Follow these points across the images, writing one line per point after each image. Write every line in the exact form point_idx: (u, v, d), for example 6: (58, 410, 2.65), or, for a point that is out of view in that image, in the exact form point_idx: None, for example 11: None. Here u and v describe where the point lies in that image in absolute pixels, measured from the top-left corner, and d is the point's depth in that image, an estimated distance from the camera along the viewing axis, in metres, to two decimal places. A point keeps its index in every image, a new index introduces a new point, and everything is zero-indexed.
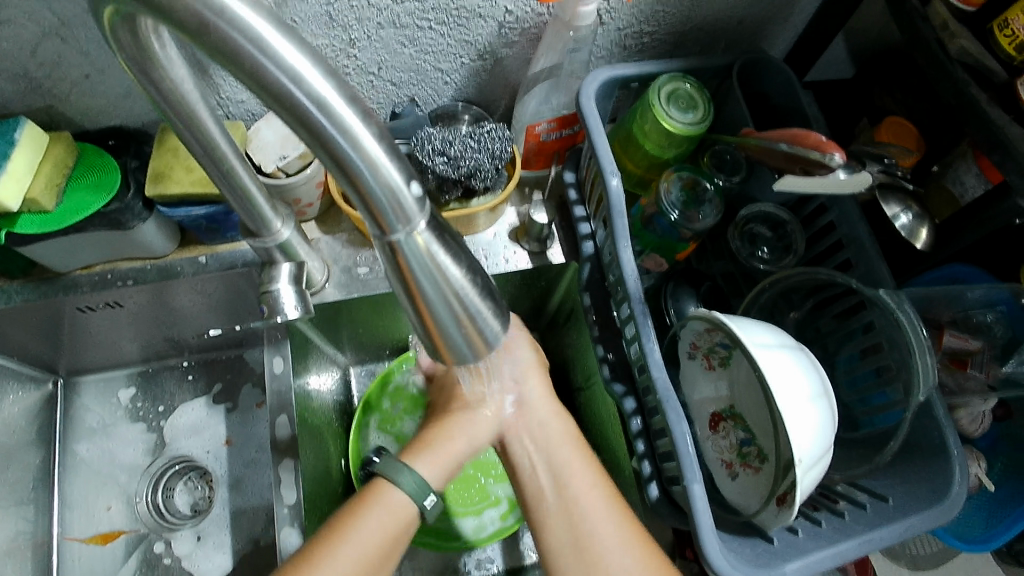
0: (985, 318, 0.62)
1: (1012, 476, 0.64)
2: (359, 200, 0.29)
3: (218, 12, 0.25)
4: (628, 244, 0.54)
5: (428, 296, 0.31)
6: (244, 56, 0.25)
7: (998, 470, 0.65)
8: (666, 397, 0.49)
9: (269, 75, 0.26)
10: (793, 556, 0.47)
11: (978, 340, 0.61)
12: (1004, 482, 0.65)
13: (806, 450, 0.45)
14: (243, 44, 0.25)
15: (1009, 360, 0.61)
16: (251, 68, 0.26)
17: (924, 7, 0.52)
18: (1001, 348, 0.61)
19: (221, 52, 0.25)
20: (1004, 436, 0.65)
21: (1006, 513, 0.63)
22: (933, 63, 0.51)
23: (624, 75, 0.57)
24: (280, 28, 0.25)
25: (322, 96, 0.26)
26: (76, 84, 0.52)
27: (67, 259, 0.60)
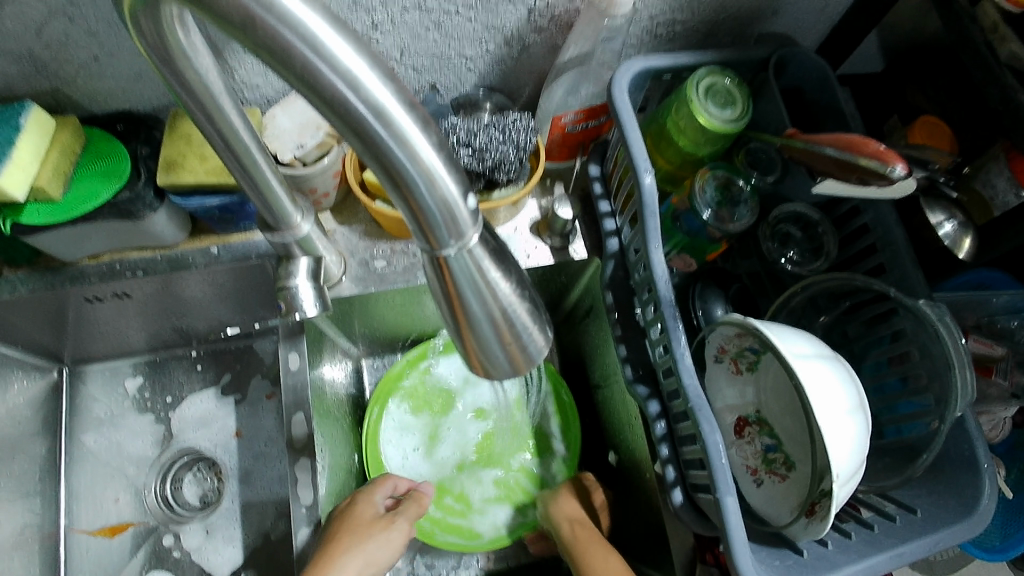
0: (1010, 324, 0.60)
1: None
2: (409, 211, 0.28)
3: (267, 7, 0.22)
4: (659, 244, 0.52)
5: (475, 313, 0.30)
6: (296, 57, 0.23)
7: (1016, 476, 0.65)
8: (698, 404, 0.48)
9: (322, 76, 0.24)
10: (825, 569, 0.45)
11: (1001, 348, 0.60)
12: (1020, 490, 0.64)
13: (843, 463, 0.44)
14: (296, 44, 0.23)
15: None
16: (302, 69, 0.24)
17: (973, 4, 0.50)
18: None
19: (269, 50, 0.24)
20: (1021, 443, 0.65)
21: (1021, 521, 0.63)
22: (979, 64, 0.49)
23: (657, 67, 0.55)
24: (335, 26, 0.23)
25: (379, 102, 0.24)
26: (84, 66, 0.50)
27: (74, 248, 0.58)
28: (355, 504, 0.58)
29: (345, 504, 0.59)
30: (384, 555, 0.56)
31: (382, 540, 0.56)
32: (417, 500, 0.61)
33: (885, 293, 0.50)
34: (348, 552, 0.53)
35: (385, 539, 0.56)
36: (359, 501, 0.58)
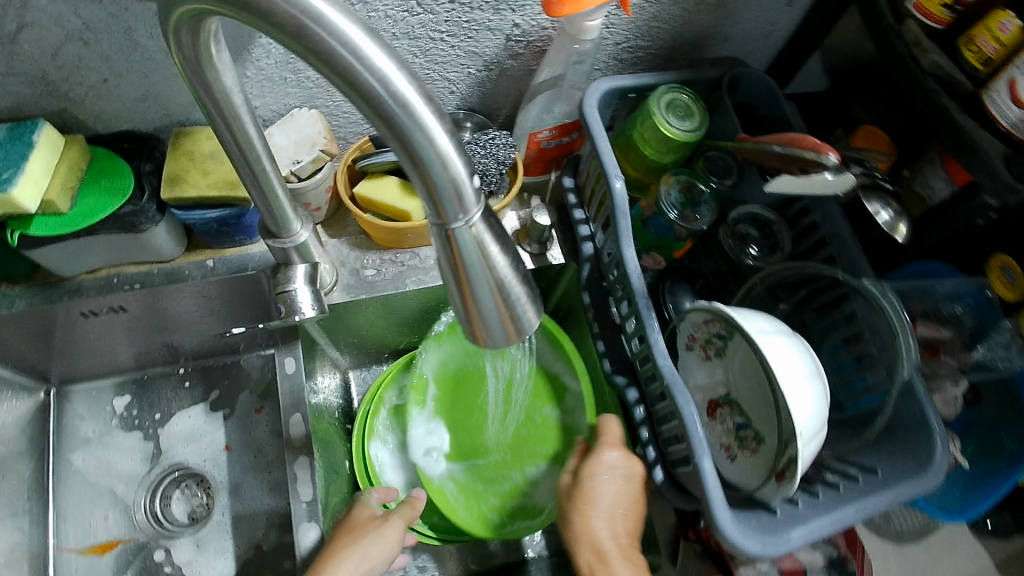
0: (955, 309, 0.68)
1: (984, 455, 0.70)
2: (423, 189, 0.32)
3: (315, 19, 0.27)
4: (631, 243, 0.58)
5: (476, 282, 0.34)
6: (337, 59, 0.28)
7: (972, 449, 0.72)
8: (673, 380, 0.52)
9: (358, 76, 0.28)
10: (797, 523, 0.50)
11: (946, 331, 0.68)
12: (976, 461, 0.71)
13: (805, 424, 0.49)
14: (338, 47, 0.27)
15: (976, 347, 0.67)
16: (342, 69, 0.28)
17: (897, 24, 0.58)
18: (969, 337, 0.68)
19: (315, 54, 0.28)
20: (974, 419, 0.72)
21: (980, 487, 0.69)
22: (908, 74, 0.56)
23: (623, 86, 0.61)
24: (369, 34, 0.28)
25: (404, 95, 0.28)
26: (92, 88, 0.53)
27: (74, 262, 0.60)
28: (353, 514, 0.59)
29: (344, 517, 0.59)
30: (382, 550, 0.55)
31: (378, 537, 0.56)
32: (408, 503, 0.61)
33: (835, 277, 0.57)
34: (342, 553, 0.53)
35: (379, 537, 0.56)
36: (355, 509, 0.59)
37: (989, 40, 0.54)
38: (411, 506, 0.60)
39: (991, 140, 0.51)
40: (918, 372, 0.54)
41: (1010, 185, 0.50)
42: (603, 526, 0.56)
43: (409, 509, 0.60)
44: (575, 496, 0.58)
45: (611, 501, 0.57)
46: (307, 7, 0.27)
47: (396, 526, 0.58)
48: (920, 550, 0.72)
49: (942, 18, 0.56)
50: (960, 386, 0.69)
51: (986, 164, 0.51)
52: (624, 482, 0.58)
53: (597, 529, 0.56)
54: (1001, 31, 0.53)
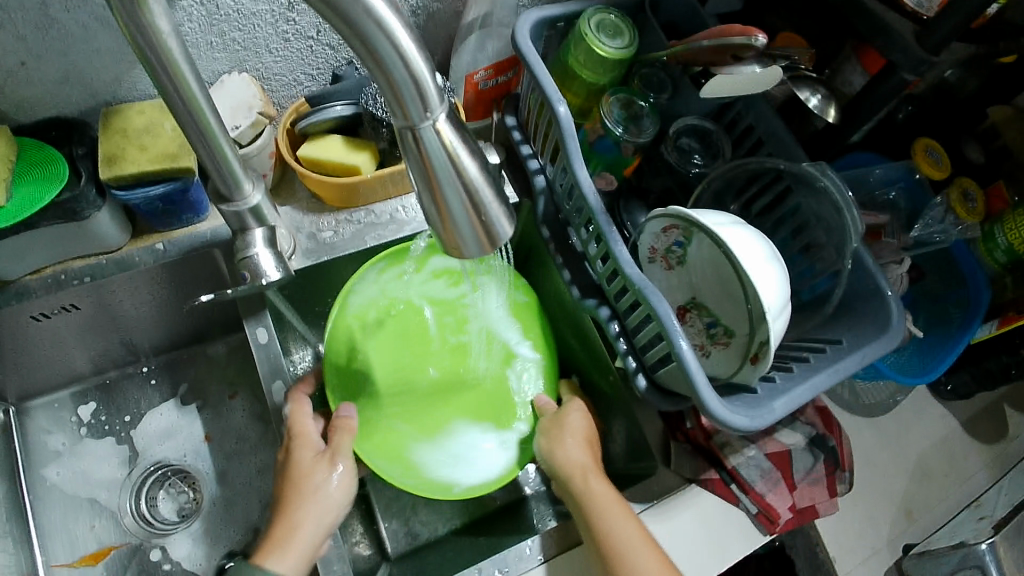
0: (890, 194, 0.77)
1: (936, 324, 0.76)
2: (385, 88, 0.32)
3: None
4: (582, 163, 0.59)
5: (448, 185, 0.34)
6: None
7: (925, 322, 0.78)
8: (643, 283, 0.54)
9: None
10: (778, 395, 0.53)
11: (885, 215, 0.76)
12: (929, 330, 0.77)
13: (772, 300, 0.52)
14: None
15: (914, 228, 0.75)
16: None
17: None
18: (905, 218, 0.77)
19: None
20: (919, 294, 0.79)
21: (936, 353, 0.74)
22: None
23: (552, 15, 0.62)
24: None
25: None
26: (10, 73, 0.51)
27: (16, 262, 0.57)
28: (293, 456, 0.57)
29: (285, 455, 0.58)
30: (338, 496, 0.56)
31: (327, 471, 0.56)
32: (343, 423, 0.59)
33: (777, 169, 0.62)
34: (296, 515, 0.53)
35: (325, 487, 0.55)
36: (294, 449, 0.57)
37: None
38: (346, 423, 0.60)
39: (901, 21, 0.58)
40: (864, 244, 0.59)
41: (924, 59, 0.57)
42: (576, 450, 0.60)
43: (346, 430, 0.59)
44: (549, 425, 0.63)
45: (575, 427, 0.62)
46: None
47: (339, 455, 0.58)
48: (890, 419, 0.77)
49: None
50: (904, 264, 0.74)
51: (900, 42, 0.58)
52: (584, 418, 0.63)
53: (573, 450, 0.60)
54: None
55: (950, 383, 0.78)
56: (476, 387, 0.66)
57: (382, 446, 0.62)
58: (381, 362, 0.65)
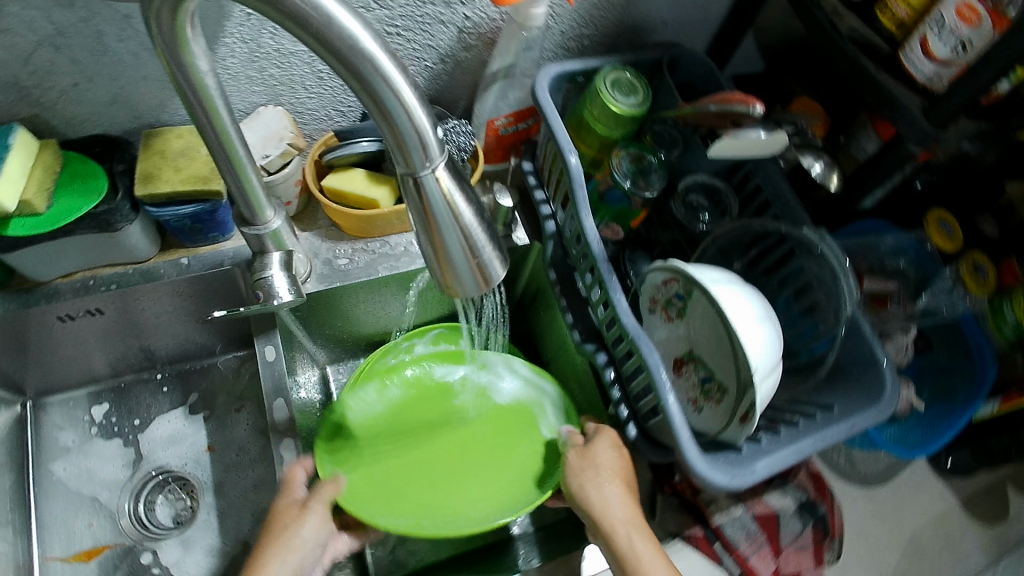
0: (899, 262, 0.78)
1: (939, 397, 0.76)
2: (392, 139, 0.34)
3: None
4: (589, 213, 0.61)
5: (446, 230, 0.37)
6: (311, 21, 0.29)
7: (928, 394, 0.77)
8: (637, 334, 0.56)
9: (331, 36, 0.30)
10: (761, 456, 0.54)
11: (893, 283, 0.76)
12: (931, 404, 0.77)
13: (759, 359, 0.53)
14: (312, 9, 0.29)
15: (921, 296, 0.77)
16: (316, 31, 0.30)
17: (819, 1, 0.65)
18: (913, 288, 0.77)
19: (288, 17, 0.29)
20: (926, 366, 0.78)
21: (936, 427, 0.75)
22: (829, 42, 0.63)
23: (571, 71, 0.66)
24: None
25: (371, 51, 0.31)
26: (64, 92, 0.55)
27: (50, 265, 0.61)
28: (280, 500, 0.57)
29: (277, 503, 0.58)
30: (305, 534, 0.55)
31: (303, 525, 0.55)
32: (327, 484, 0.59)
33: (780, 230, 0.64)
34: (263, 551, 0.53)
35: (298, 529, 0.55)
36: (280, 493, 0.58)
37: (900, 5, 0.60)
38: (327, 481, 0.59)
39: (907, 94, 0.60)
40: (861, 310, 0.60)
41: (929, 132, 0.58)
42: (614, 493, 0.57)
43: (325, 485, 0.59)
44: (582, 462, 0.60)
45: (609, 465, 0.60)
46: None
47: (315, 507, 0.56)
48: (886, 491, 0.77)
49: None
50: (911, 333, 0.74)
51: (907, 114, 0.59)
52: (616, 452, 0.61)
53: (610, 495, 0.57)
54: None
55: (950, 460, 0.78)
56: (464, 444, 0.67)
57: (381, 505, 0.61)
58: (376, 424, 0.68)
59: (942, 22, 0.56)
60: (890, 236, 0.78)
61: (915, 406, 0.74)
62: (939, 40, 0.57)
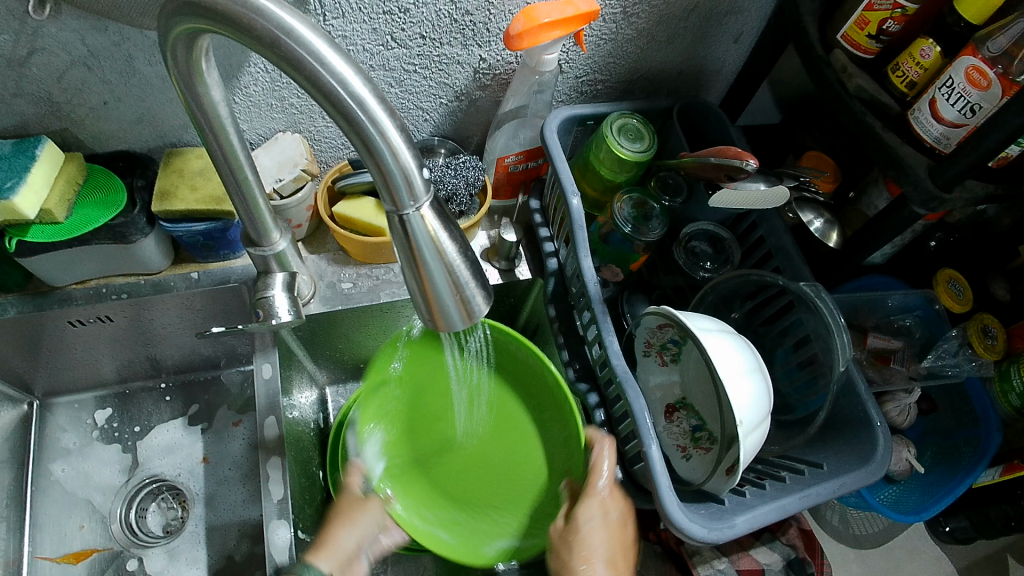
0: (905, 321, 0.78)
1: (941, 461, 0.76)
2: (379, 178, 0.36)
3: (289, 35, 0.32)
4: (588, 254, 0.63)
5: (430, 265, 0.38)
6: (304, 65, 0.33)
7: (930, 457, 0.78)
8: (625, 378, 0.57)
9: (321, 77, 0.33)
10: (742, 511, 0.53)
11: (899, 340, 0.76)
12: (933, 468, 0.76)
13: (744, 413, 0.53)
14: (306, 54, 0.32)
15: (927, 356, 0.76)
16: (310, 74, 0.33)
17: (828, 55, 0.64)
18: (918, 348, 0.77)
19: (287, 62, 0.33)
20: (931, 429, 0.79)
21: (935, 492, 0.74)
22: (836, 96, 0.63)
23: (581, 114, 0.68)
24: (332, 46, 0.33)
25: (359, 94, 0.33)
26: (93, 109, 0.58)
27: (66, 271, 0.63)
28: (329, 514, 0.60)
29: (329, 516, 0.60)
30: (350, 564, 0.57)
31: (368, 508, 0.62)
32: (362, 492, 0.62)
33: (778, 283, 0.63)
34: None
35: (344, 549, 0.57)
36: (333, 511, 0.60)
37: (913, 67, 0.61)
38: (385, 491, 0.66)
39: (914, 155, 0.58)
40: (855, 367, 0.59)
41: (934, 194, 0.57)
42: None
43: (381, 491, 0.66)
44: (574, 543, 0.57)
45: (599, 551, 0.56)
46: (282, 24, 0.32)
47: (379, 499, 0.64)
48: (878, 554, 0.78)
49: (871, 49, 0.63)
50: (914, 394, 0.76)
51: (913, 176, 0.58)
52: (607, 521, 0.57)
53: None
54: (923, 58, 0.60)
55: (948, 525, 0.79)
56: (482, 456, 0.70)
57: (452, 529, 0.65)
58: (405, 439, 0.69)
59: (951, 84, 0.56)
60: (897, 295, 0.77)
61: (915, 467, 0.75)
62: (948, 103, 0.57)
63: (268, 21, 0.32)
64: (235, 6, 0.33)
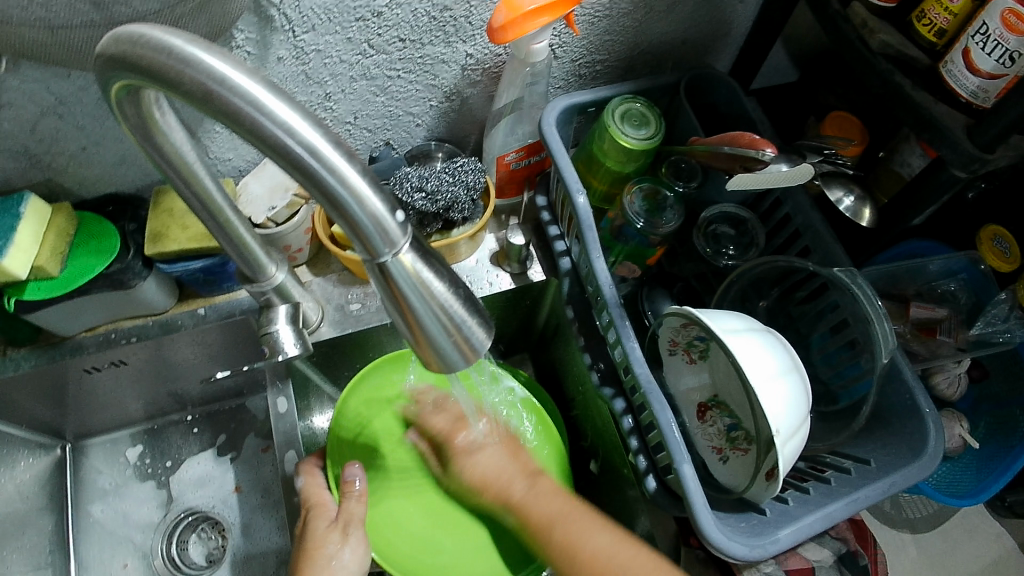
0: (949, 286, 0.72)
1: (996, 432, 0.72)
2: (347, 227, 0.33)
3: (221, 84, 0.29)
4: (600, 254, 0.59)
5: (419, 311, 0.35)
6: (243, 116, 0.30)
7: (984, 429, 0.74)
8: (649, 388, 0.54)
9: (264, 127, 0.30)
10: (785, 523, 0.50)
11: (943, 309, 0.71)
12: (988, 440, 0.73)
13: (780, 420, 0.49)
14: (242, 104, 0.29)
15: (976, 324, 0.69)
16: (250, 125, 0.30)
17: (845, 8, 0.59)
18: (966, 315, 0.71)
19: (225, 115, 0.30)
20: (981, 396, 0.75)
21: (992, 467, 0.71)
22: (859, 56, 0.58)
23: (581, 102, 0.63)
24: (272, 91, 0.30)
25: (309, 141, 0.30)
26: (73, 156, 0.57)
27: (72, 321, 0.62)
28: (309, 527, 0.58)
29: (302, 525, 0.60)
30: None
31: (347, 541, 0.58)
32: (361, 495, 0.61)
33: (807, 269, 0.59)
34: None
35: (340, 561, 0.56)
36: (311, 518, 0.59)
37: (940, 13, 0.55)
38: (359, 496, 0.61)
39: (949, 113, 0.52)
40: (901, 351, 0.55)
41: (974, 155, 0.50)
42: (576, 527, 0.50)
43: (353, 499, 0.60)
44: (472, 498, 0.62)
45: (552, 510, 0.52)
46: (213, 73, 0.29)
47: (356, 520, 0.59)
48: (934, 536, 0.79)
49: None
50: (963, 365, 0.71)
51: (950, 137, 0.51)
52: (491, 433, 0.60)
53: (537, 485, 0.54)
54: (951, 2, 0.54)
55: (1007, 499, 0.78)
56: None
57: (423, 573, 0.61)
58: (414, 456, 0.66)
59: (985, 31, 0.50)
60: (938, 259, 0.71)
61: (968, 443, 0.72)
62: (984, 52, 0.51)
63: (197, 71, 0.30)
64: (164, 61, 0.30)
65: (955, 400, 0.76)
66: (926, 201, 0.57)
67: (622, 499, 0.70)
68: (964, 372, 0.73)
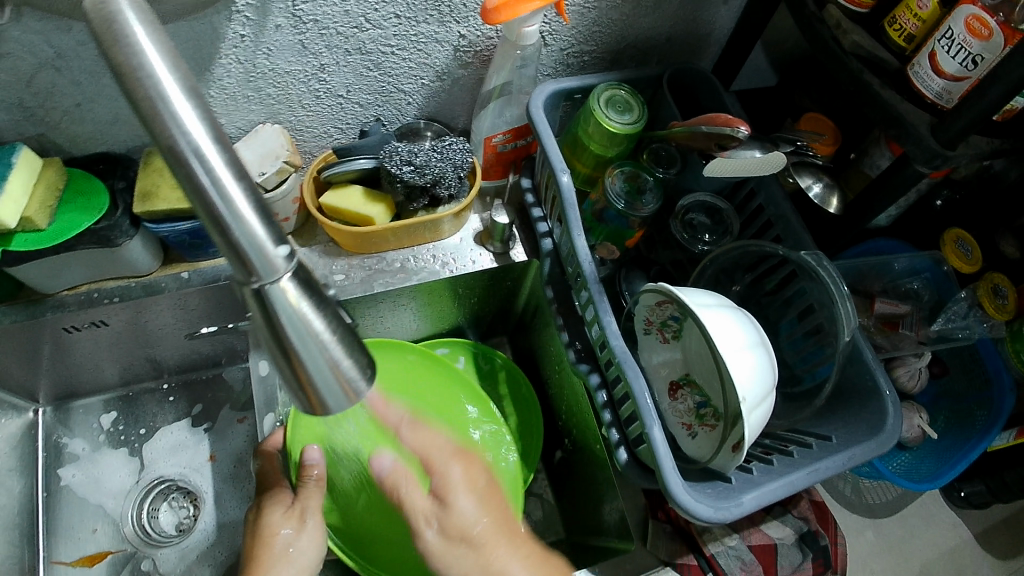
0: (913, 284, 0.75)
1: (953, 426, 0.76)
2: (223, 250, 0.31)
3: (138, 67, 0.29)
4: (581, 232, 0.61)
5: (300, 352, 0.32)
6: (146, 103, 0.29)
7: (943, 422, 0.77)
8: (624, 358, 0.56)
9: (164, 116, 0.29)
10: (749, 488, 0.52)
11: (907, 304, 0.74)
12: (946, 432, 0.77)
13: (747, 390, 0.51)
14: (147, 91, 0.29)
15: (937, 320, 0.73)
16: (148, 115, 0.29)
17: (822, 11, 0.62)
18: (928, 311, 0.74)
19: (130, 98, 0.29)
20: (942, 392, 0.79)
21: (950, 455, 0.74)
22: (832, 57, 0.60)
23: (568, 88, 0.66)
24: (182, 83, 0.29)
25: (200, 146, 0.29)
26: (67, 112, 0.57)
27: (56, 278, 0.62)
28: (265, 512, 0.61)
29: (254, 512, 0.62)
30: (302, 553, 0.59)
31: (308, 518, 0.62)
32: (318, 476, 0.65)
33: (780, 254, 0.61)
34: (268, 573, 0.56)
35: (296, 543, 0.59)
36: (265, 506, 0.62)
37: (911, 19, 0.58)
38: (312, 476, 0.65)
39: (914, 111, 0.55)
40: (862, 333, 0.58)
41: (936, 151, 0.54)
42: None
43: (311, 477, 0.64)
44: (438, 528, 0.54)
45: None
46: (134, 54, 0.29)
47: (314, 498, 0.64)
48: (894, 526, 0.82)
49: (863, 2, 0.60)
50: (923, 358, 0.75)
51: (915, 134, 0.54)
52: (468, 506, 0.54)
53: None
54: (920, 9, 0.57)
55: (963, 490, 0.82)
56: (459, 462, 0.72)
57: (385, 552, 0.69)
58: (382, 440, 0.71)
59: (950, 35, 0.53)
60: (904, 254, 0.74)
61: (926, 433, 0.76)
62: (948, 55, 0.54)
63: (123, 48, 0.29)
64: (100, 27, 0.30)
65: (916, 393, 0.79)
66: (891, 196, 0.60)
67: (592, 479, 0.71)
68: (924, 366, 0.77)
